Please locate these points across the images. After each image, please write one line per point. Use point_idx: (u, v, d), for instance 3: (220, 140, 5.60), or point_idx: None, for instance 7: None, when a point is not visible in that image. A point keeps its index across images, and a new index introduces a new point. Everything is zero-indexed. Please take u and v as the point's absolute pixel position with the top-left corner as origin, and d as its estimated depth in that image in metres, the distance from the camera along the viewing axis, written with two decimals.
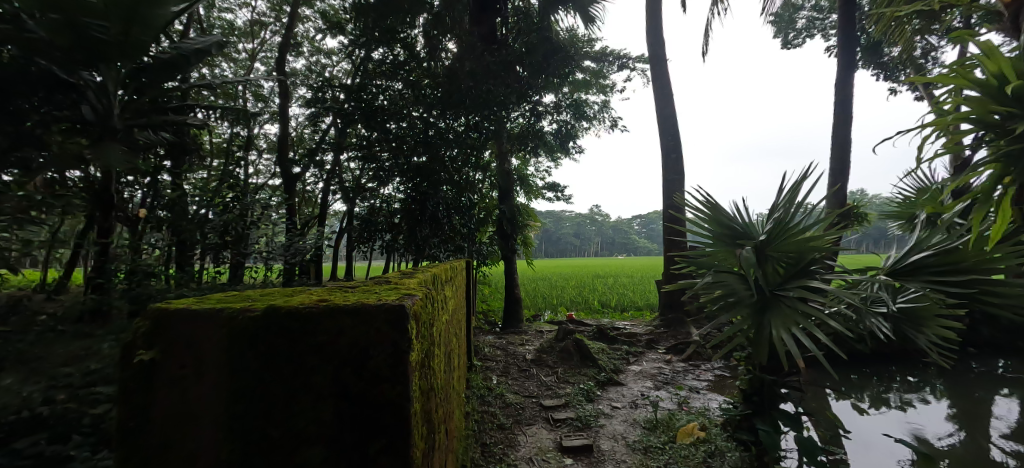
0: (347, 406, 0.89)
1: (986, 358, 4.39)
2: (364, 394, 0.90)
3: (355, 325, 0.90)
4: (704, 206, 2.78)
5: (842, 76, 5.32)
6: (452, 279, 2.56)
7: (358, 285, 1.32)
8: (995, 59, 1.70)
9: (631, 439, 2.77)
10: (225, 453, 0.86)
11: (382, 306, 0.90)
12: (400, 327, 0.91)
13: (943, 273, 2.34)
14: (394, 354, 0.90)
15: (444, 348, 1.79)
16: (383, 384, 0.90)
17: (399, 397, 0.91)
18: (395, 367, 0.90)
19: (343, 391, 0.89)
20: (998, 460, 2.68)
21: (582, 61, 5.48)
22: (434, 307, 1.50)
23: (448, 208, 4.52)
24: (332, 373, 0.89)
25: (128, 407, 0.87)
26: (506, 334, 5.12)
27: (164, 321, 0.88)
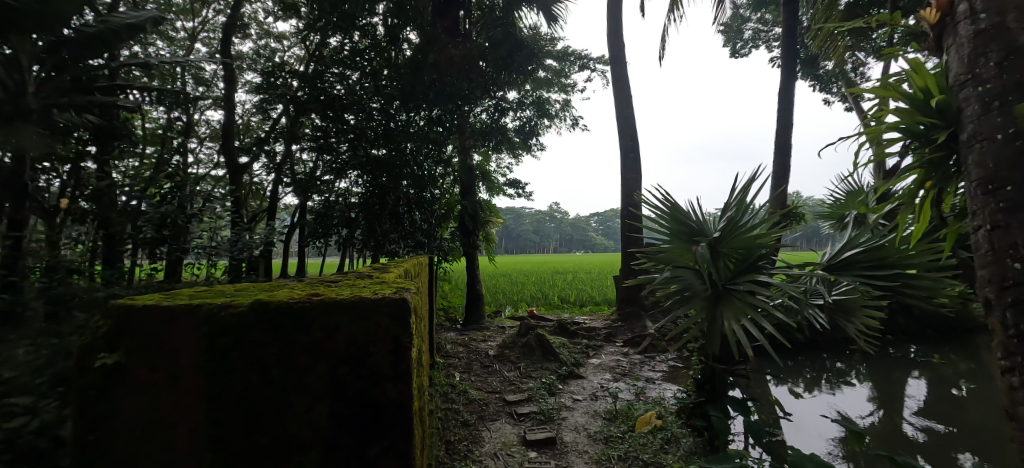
0: (342, 404, 0.96)
1: (901, 344, 4.89)
2: (362, 392, 0.97)
3: (352, 320, 0.97)
4: (663, 205, 2.90)
5: (784, 85, 5.71)
6: (419, 275, 2.54)
7: (344, 280, 1.37)
8: (922, 76, 1.80)
9: (592, 430, 2.85)
10: (215, 446, 0.94)
11: (381, 301, 0.97)
12: (398, 321, 0.98)
13: (872, 268, 2.58)
14: (393, 350, 0.97)
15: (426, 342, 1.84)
16: (383, 382, 0.97)
17: (400, 395, 0.98)
18: (395, 364, 0.97)
19: (339, 389, 0.96)
20: (910, 435, 3.00)
21: (545, 59, 5.55)
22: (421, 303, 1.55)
23: (408, 203, 4.40)
24: (328, 370, 0.96)
25: (104, 404, 0.94)
26: (467, 330, 5.10)
27: (126, 321, 0.95)
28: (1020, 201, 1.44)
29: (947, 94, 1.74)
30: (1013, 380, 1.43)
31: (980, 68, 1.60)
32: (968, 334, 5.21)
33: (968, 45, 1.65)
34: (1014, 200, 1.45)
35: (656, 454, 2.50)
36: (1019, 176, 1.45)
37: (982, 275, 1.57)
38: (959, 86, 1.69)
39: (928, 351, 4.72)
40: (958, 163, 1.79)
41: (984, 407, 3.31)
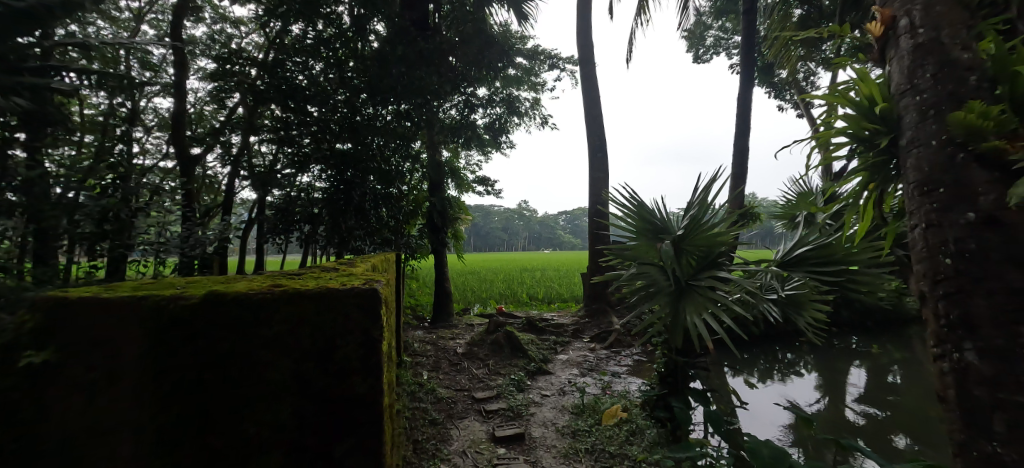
0: (310, 395, 0.98)
1: (843, 336, 5.25)
2: (327, 385, 0.99)
3: (320, 311, 0.99)
4: (629, 204, 2.97)
5: (742, 91, 5.98)
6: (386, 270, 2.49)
7: (308, 273, 1.37)
8: (868, 84, 1.94)
9: (560, 425, 2.89)
10: (167, 437, 0.96)
11: (350, 292, 0.99)
12: (367, 312, 1.00)
13: (820, 265, 2.75)
14: (360, 342, 1.00)
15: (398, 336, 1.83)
16: (351, 376, 1.00)
17: (367, 388, 1.00)
18: (361, 356, 1.00)
19: (303, 383, 0.98)
20: (851, 420, 3.23)
21: (515, 57, 5.57)
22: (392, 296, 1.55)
23: (375, 199, 4.28)
24: (292, 363, 0.98)
25: (39, 398, 0.94)
26: (435, 328, 5.05)
27: (60, 315, 0.95)
28: (952, 202, 1.57)
29: (889, 102, 1.87)
30: (943, 365, 1.56)
31: (919, 79, 1.74)
32: (901, 325, 5.66)
33: (909, 58, 1.79)
34: (947, 200, 1.58)
35: (622, 446, 2.56)
36: (951, 179, 1.58)
37: (918, 270, 1.70)
38: (899, 95, 1.82)
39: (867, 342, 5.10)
40: (897, 167, 1.94)
41: (915, 391, 3.60)
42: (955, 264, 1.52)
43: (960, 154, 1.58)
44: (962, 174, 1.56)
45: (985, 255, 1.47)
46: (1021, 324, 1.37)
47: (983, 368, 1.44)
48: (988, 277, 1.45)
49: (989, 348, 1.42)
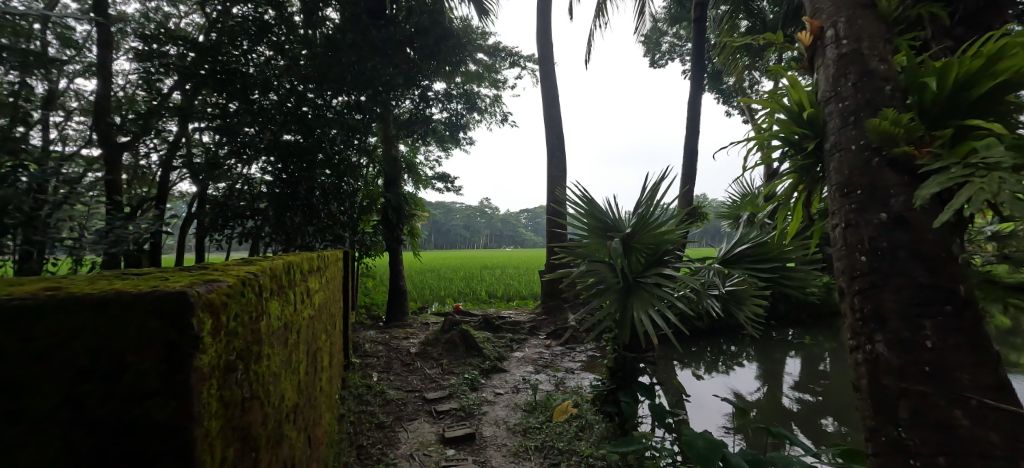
0: (65, 454, 0.61)
1: (783, 329, 5.58)
2: (100, 434, 0.63)
3: (88, 324, 0.62)
4: (581, 201, 3.00)
5: (694, 94, 6.21)
6: (318, 271, 2.26)
7: (129, 270, 0.96)
8: (798, 90, 2.03)
9: (511, 423, 2.89)
10: None
11: (149, 294, 0.65)
12: (174, 325, 0.66)
13: (757, 261, 2.93)
14: (166, 365, 0.66)
15: (302, 343, 1.56)
16: (146, 416, 0.66)
17: (176, 432, 0.67)
18: (166, 385, 0.67)
19: (48, 438, 0.60)
20: (787, 406, 3.43)
21: (476, 53, 5.53)
22: (278, 298, 1.24)
23: (324, 192, 4.02)
24: (26, 409, 0.59)
25: None
26: (389, 328, 4.94)
27: None
28: (867, 203, 1.66)
29: (815, 109, 1.97)
30: (857, 356, 1.64)
31: (842, 86, 1.83)
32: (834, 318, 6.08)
33: (833, 67, 1.88)
34: (863, 201, 1.68)
35: (570, 442, 2.58)
36: (867, 181, 1.68)
37: (838, 267, 1.79)
38: (824, 102, 1.92)
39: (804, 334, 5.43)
40: (822, 169, 2.05)
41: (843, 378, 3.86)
42: (869, 261, 1.61)
43: (875, 158, 1.67)
44: (876, 177, 1.66)
45: (895, 252, 1.56)
46: (925, 318, 1.47)
47: (890, 358, 1.52)
48: (896, 273, 1.54)
49: (897, 340, 1.50)
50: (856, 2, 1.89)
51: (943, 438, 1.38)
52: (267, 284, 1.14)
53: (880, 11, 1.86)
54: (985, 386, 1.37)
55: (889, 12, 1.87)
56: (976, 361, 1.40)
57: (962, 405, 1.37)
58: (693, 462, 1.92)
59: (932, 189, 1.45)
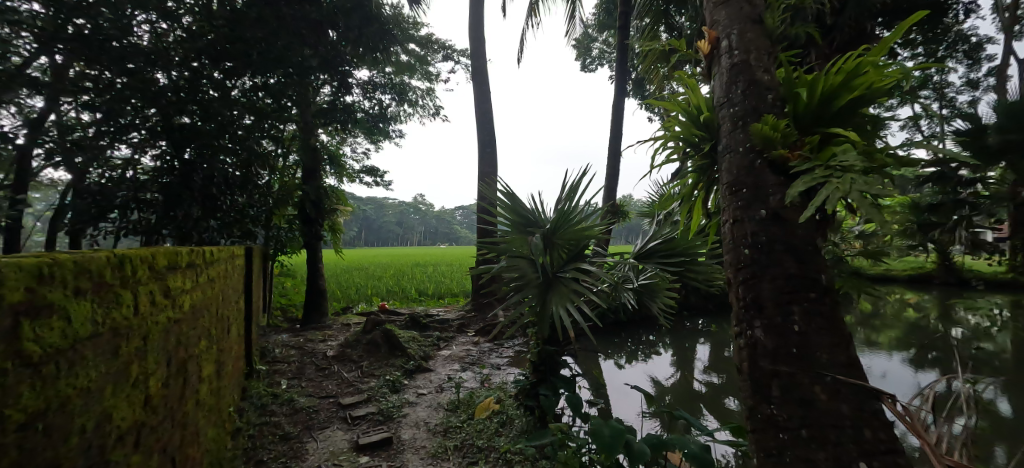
0: None
1: (693, 319, 6.03)
2: None
3: None
4: (504, 196, 3.00)
5: (619, 97, 6.48)
6: (206, 269, 2.00)
7: None
8: (697, 95, 2.16)
9: (432, 424, 2.83)
10: None
11: None
12: None
13: (668, 256, 3.12)
14: None
15: (153, 356, 1.28)
16: None
17: None
18: None
19: None
20: (696, 389, 3.70)
21: (407, 43, 5.37)
22: (99, 301, 0.98)
23: (224, 184, 3.63)
24: None
25: None
26: (306, 331, 4.68)
27: None
28: (751, 200, 1.80)
29: (711, 113, 2.12)
30: (740, 341, 1.77)
31: (733, 93, 1.97)
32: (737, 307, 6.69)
33: (727, 74, 2.02)
34: (748, 199, 1.82)
35: (490, 438, 2.58)
36: (751, 181, 1.82)
37: (726, 260, 1.92)
38: (719, 107, 2.06)
39: (712, 323, 5.90)
40: (716, 170, 2.21)
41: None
42: (752, 254, 1.75)
43: (758, 159, 1.82)
44: (759, 177, 1.81)
45: (772, 246, 1.70)
46: (793, 304, 1.62)
47: (766, 342, 1.65)
48: (773, 264, 1.69)
49: (771, 326, 1.64)
50: (746, 16, 2.04)
51: (805, 412, 1.52)
52: (73, 283, 0.88)
53: (766, 27, 2.03)
54: (839, 363, 1.53)
55: (773, 28, 2.05)
56: (832, 342, 1.55)
57: (819, 381, 1.52)
58: (599, 451, 1.98)
59: (799, 188, 1.60)
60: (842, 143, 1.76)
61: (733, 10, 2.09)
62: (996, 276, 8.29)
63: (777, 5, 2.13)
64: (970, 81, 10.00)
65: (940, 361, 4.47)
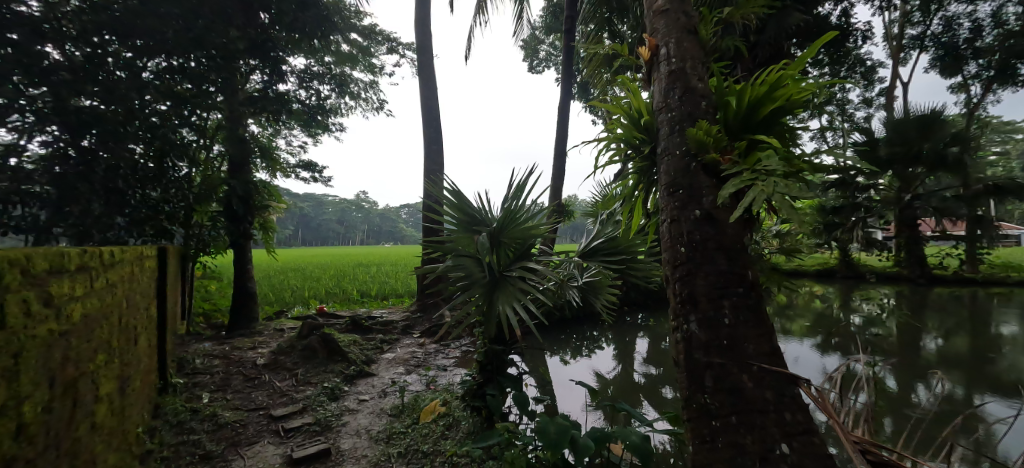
0: None
1: (634, 314, 6.31)
2: None
3: None
4: (450, 194, 2.94)
5: (565, 99, 6.62)
6: (104, 274, 1.78)
7: None
8: (638, 99, 2.24)
9: (374, 431, 2.71)
10: None
11: None
12: None
13: (610, 254, 3.21)
14: None
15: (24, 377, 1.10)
16: None
17: None
18: None
19: None
20: (636, 381, 3.86)
21: (348, 33, 5.13)
22: None
23: (132, 177, 3.24)
24: None
25: None
26: (233, 338, 4.33)
27: None
28: (686, 201, 1.89)
29: (651, 116, 2.20)
30: (677, 335, 1.85)
31: (671, 98, 2.06)
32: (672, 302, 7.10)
33: (665, 81, 2.11)
34: (683, 200, 1.90)
35: (436, 443, 2.52)
36: (687, 182, 1.91)
37: (664, 258, 2.00)
38: (658, 111, 2.14)
39: (651, 318, 6.20)
40: (655, 172, 2.30)
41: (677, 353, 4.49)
42: (687, 252, 1.83)
43: (693, 163, 1.92)
44: (693, 179, 1.90)
45: (705, 244, 1.80)
46: (724, 298, 1.71)
47: (700, 335, 1.74)
48: (706, 262, 1.78)
49: (705, 320, 1.73)
50: (683, 26, 2.14)
51: (735, 400, 1.60)
52: None
53: (700, 37, 2.14)
54: (764, 352, 1.64)
55: (705, 39, 2.17)
56: (758, 333, 1.66)
57: (747, 370, 1.62)
58: (545, 449, 1.99)
59: (730, 190, 1.70)
60: (766, 148, 1.90)
61: (671, 20, 2.18)
62: (885, 270, 9.47)
63: (710, 18, 2.26)
64: (866, 98, 11.34)
65: (842, 345, 5.02)
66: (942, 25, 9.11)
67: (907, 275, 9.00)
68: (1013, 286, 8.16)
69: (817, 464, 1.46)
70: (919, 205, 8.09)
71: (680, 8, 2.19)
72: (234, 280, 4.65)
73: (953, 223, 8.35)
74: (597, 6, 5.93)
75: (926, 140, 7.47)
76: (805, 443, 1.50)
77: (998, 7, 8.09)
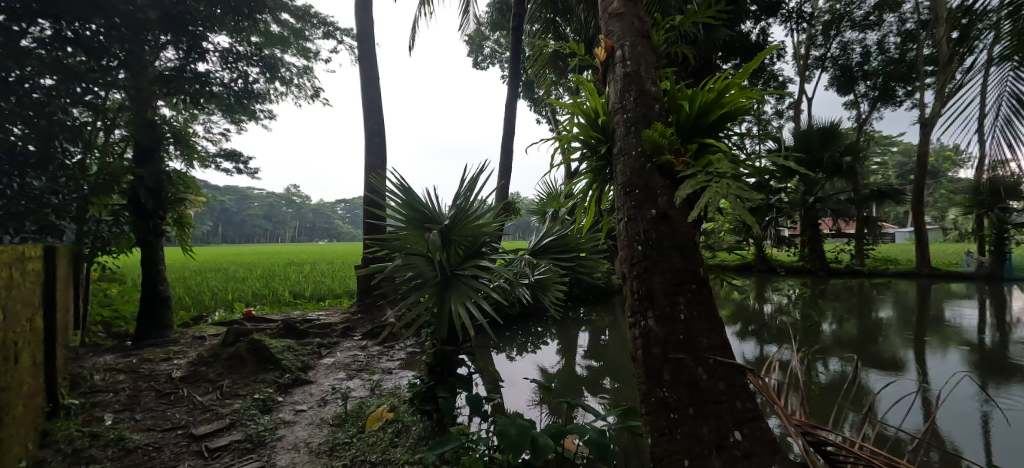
0: None
1: (576, 308, 6.51)
2: None
3: None
4: (398, 190, 2.79)
5: (511, 96, 6.63)
6: None
7: None
8: (594, 98, 2.26)
9: (314, 444, 2.50)
10: None
11: None
12: None
13: (560, 252, 3.26)
14: None
15: None
16: None
17: None
18: None
19: None
20: (580, 373, 3.96)
21: (280, 13, 4.71)
22: None
23: (9, 160, 2.74)
24: None
25: None
26: (141, 349, 3.82)
27: None
28: (642, 201, 1.94)
29: (607, 117, 2.23)
30: (634, 331, 1.89)
31: (626, 100, 2.10)
32: (610, 296, 7.42)
33: (620, 82, 2.14)
34: (640, 200, 1.95)
35: (384, 451, 2.36)
36: (643, 183, 1.96)
37: (620, 256, 2.04)
38: (613, 112, 2.18)
39: (591, 312, 6.43)
40: (609, 172, 2.35)
41: (618, 345, 4.68)
42: (644, 250, 1.88)
43: (649, 163, 1.97)
44: (649, 179, 1.95)
45: (661, 242, 1.86)
46: (679, 295, 1.78)
47: (658, 331, 1.79)
48: (662, 259, 1.84)
49: (662, 315, 1.79)
50: (637, 30, 2.19)
51: (692, 392, 1.67)
52: None
53: (651, 42, 2.21)
54: (716, 345, 1.73)
55: (657, 45, 2.25)
56: (710, 327, 1.75)
57: (703, 363, 1.69)
58: (505, 451, 1.95)
59: (685, 191, 1.76)
60: (714, 152, 2.00)
61: (627, 23, 2.22)
62: (792, 263, 10.61)
63: (661, 24, 2.34)
64: (778, 110, 12.63)
65: (759, 332, 5.55)
66: (839, 49, 10.38)
67: (809, 268, 10.14)
68: (890, 277, 9.49)
69: (765, 448, 1.56)
70: (820, 206, 9.07)
71: (634, 12, 2.24)
72: (142, 283, 4.09)
73: (846, 223, 9.52)
74: (544, 6, 6.00)
75: (826, 150, 8.45)
76: (754, 429, 1.59)
77: (881, 37, 9.38)
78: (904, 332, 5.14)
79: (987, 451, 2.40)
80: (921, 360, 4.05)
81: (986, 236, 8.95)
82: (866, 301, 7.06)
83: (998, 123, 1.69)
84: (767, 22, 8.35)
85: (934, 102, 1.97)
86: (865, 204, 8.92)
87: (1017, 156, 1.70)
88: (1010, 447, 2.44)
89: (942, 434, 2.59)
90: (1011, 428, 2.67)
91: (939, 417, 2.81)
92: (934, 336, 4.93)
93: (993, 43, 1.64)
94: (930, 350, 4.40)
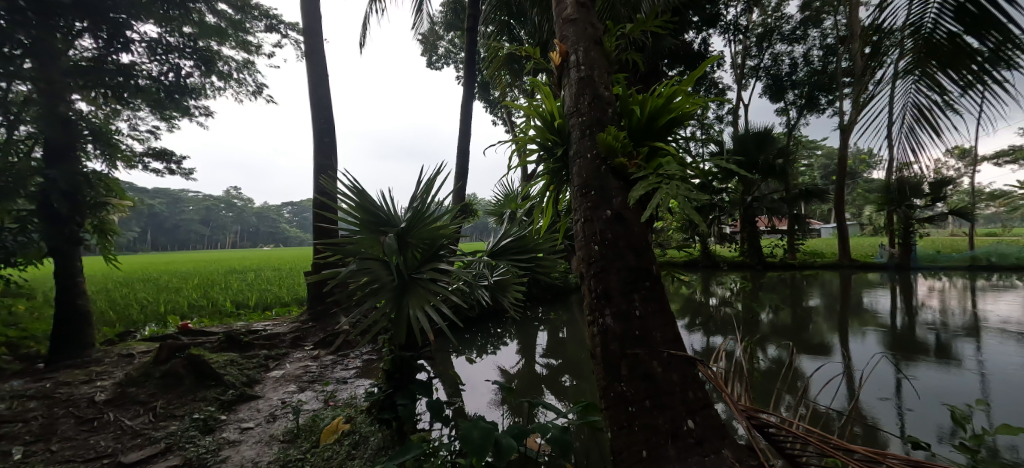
0: None
1: (533, 308, 6.58)
2: None
3: None
4: (351, 192, 2.69)
5: (467, 96, 6.58)
6: None
7: None
8: (550, 100, 2.29)
9: (264, 461, 2.36)
10: None
11: None
12: None
13: (518, 253, 3.27)
14: None
15: None
16: None
17: None
18: None
19: None
20: (539, 372, 3.99)
21: (217, 2, 4.37)
22: None
23: None
24: None
25: None
26: (56, 372, 3.43)
27: None
28: (598, 202, 1.99)
29: (562, 121, 2.27)
30: (593, 328, 1.93)
31: (581, 103, 2.14)
32: (567, 295, 7.58)
33: (575, 86, 2.18)
34: (595, 201, 2.00)
35: (341, 464, 2.27)
36: (598, 184, 2.01)
37: (577, 256, 2.08)
38: (569, 115, 2.21)
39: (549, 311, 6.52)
40: (566, 174, 2.38)
41: (575, 342, 4.78)
42: (600, 250, 1.93)
43: (603, 165, 2.02)
44: (604, 181, 2.00)
45: (616, 242, 1.91)
46: (634, 293, 1.84)
47: (615, 328, 1.84)
48: (617, 258, 1.89)
49: (619, 313, 1.84)
50: (590, 37, 2.24)
51: (648, 385, 1.73)
52: None
53: (604, 48, 2.26)
54: (669, 339, 1.80)
55: (609, 51, 2.30)
56: (663, 322, 1.82)
57: (657, 356, 1.75)
58: (468, 456, 1.92)
59: (638, 193, 1.82)
60: (664, 155, 2.08)
61: (580, 28, 2.26)
62: (734, 259, 11.34)
63: (613, 31, 2.39)
64: (718, 115, 13.45)
65: (707, 323, 5.86)
66: (771, 60, 11.21)
67: (749, 262, 10.88)
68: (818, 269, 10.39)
69: (716, 433, 1.64)
70: (756, 205, 9.77)
71: (587, 19, 2.28)
72: (56, 298, 3.66)
73: (779, 220, 10.29)
74: (498, 8, 6.00)
75: (760, 152, 9.09)
76: (705, 416, 1.67)
77: (807, 49, 10.22)
78: (829, 318, 5.63)
79: (901, 422, 2.67)
80: (844, 343, 4.45)
81: (895, 230, 9.99)
82: (797, 292, 7.68)
83: (904, 129, 1.88)
84: (707, 33, 8.86)
85: (851, 109, 2.17)
86: (795, 202, 9.70)
87: (919, 159, 1.90)
88: (919, 416, 2.74)
89: (863, 409, 2.86)
90: (921, 400, 2.97)
91: (862, 394, 3.08)
92: (854, 320, 5.44)
93: (898, 59, 1.82)
94: (852, 334, 4.83)
